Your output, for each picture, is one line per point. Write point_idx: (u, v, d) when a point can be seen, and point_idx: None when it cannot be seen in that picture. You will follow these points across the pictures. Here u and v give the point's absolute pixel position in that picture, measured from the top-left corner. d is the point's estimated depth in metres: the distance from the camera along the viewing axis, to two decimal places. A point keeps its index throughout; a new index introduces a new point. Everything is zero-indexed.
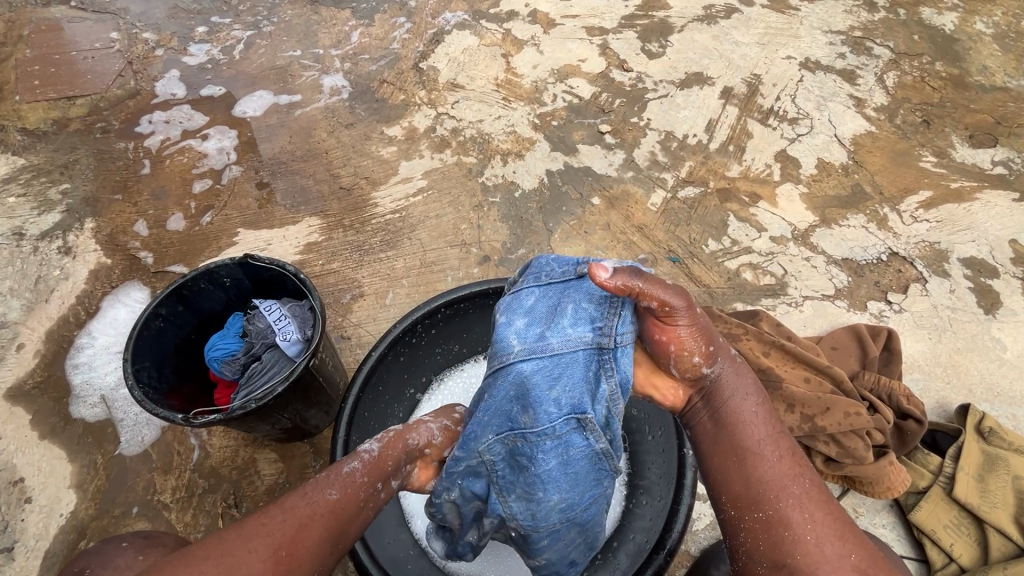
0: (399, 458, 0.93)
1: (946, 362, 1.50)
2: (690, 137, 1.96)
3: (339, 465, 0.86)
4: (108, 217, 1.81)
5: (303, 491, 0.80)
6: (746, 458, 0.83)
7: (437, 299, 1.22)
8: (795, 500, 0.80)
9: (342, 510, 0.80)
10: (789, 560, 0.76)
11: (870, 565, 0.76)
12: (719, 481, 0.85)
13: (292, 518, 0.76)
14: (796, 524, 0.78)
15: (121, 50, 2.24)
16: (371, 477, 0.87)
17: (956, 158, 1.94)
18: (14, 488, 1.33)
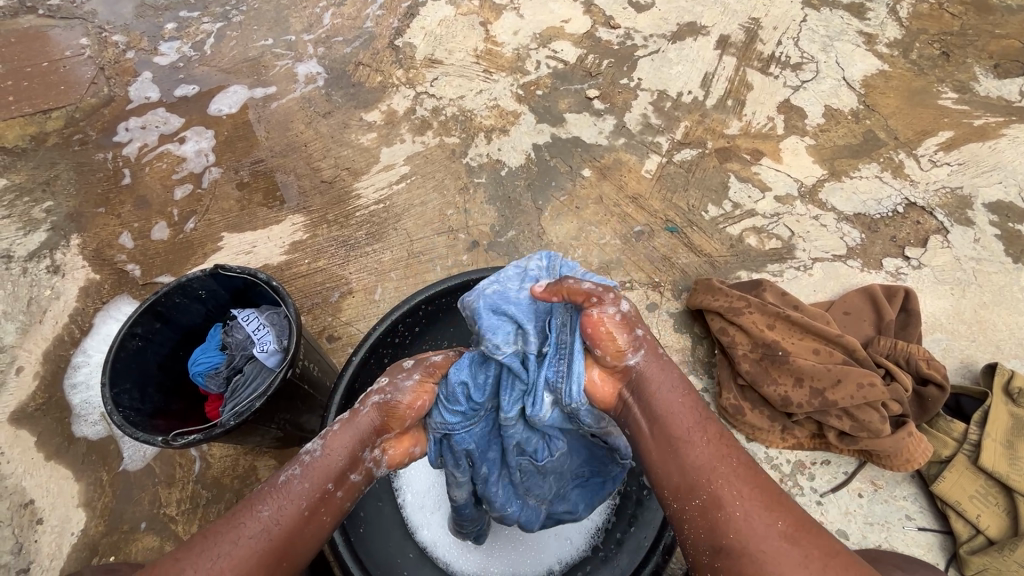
0: (351, 446, 0.79)
1: (970, 319, 1.39)
2: (684, 94, 1.83)
3: (277, 476, 0.75)
4: (93, 232, 1.79)
5: (232, 519, 0.70)
6: (677, 447, 0.71)
7: (418, 295, 1.15)
8: (728, 480, 0.67)
9: (291, 527, 0.72)
10: (726, 543, 0.64)
11: (811, 537, 0.63)
12: (653, 473, 0.72)
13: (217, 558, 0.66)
14: (727, 503, 0.66)
15: (92, 56, 2.18)
16: (318, 480, 0.75)
17: (980, 92, 1.77)
18: (25, 510, 1.36)
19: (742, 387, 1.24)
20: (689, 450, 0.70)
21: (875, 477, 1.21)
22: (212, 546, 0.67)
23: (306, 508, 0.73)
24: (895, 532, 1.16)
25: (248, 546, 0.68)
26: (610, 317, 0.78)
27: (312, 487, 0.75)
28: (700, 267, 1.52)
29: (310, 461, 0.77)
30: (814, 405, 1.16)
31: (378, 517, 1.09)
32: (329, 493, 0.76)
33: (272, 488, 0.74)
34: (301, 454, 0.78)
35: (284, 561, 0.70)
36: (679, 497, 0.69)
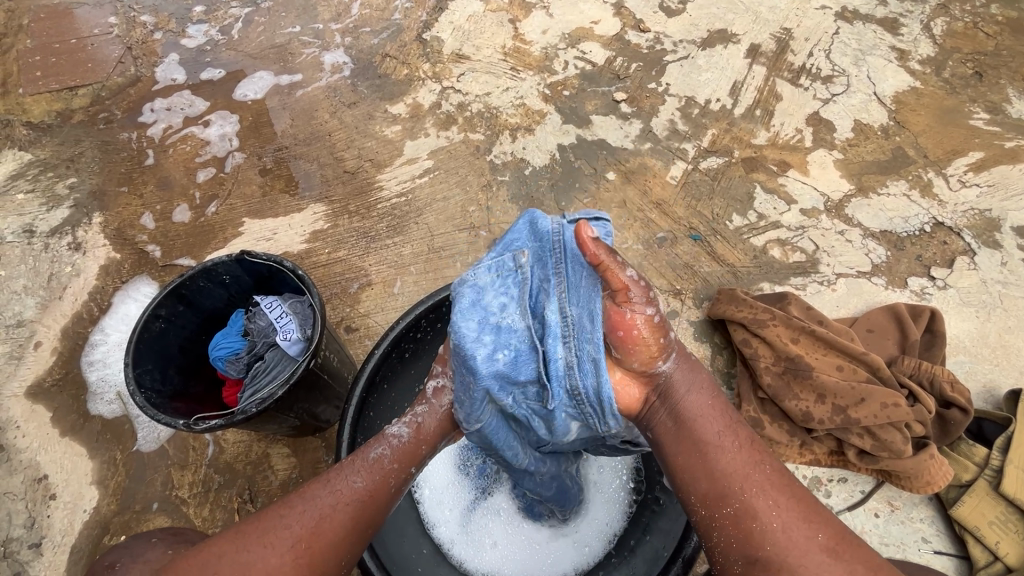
0: (434, 437, 0.80)
1: (994, 343, 1.38)
2: (712, 102, 1.82)
3: (366, 449, 0.77)
4: (115, 211, 1.79)
5: (326, 479, 0.74)
6: (707, 453, 0.70)
7: (443, 292, 1.14)
8: (761, 487, 0.67)
9: (371, 500, 0.73)
10: (762, 555, 0.64)
11: (847, 545, 0.64)
12: (683, 479, 0.70)
13: (314, 511, 0.70)
14: (763, 514, 0.65)
15: (120, 35, 2.19)
16: (401, 463, 0.77)
17: (1012, 114, 1.75)
18: (39, 485, 1.37)
19: (762, 400, 1.23)
20: (727, 459, 0.69)
21: (892, 498, 1.20)
22: (313, 504, 0.71)
23: (394, 484, 0.76)
24: (910, 554, 1.15)
25: (335, 515, 0.70)
26: (644, 320, 0.67)
27: (398, 469, 0.76)
28: (722, 277, 1.51)
29: (398, 445, 0.77)
30: (836, 423, 1.15)
31: (394, 512, 1.08)
32: (411, 474, 0.77)
33: (362, 461, 0.76)
34: (388, 433, 0.79)
35: (369, 527, 0.73)
36: (714, 503, 0.68)
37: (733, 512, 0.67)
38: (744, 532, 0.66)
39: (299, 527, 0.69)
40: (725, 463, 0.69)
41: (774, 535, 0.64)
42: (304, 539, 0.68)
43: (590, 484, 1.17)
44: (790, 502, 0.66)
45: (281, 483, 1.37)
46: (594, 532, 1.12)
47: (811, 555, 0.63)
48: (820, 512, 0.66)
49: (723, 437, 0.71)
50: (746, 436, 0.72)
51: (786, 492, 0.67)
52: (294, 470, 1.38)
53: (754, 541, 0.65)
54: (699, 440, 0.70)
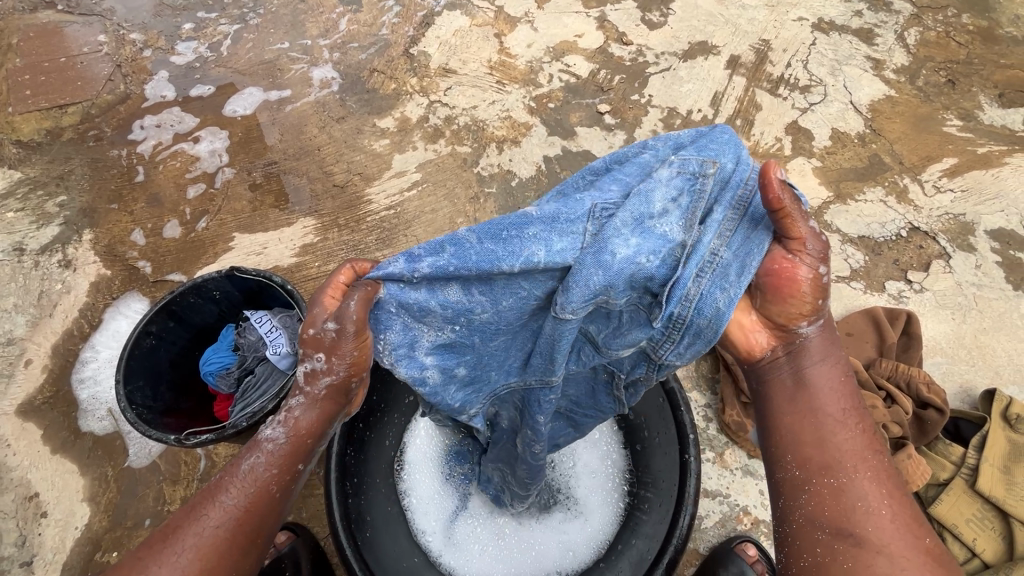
0: (317, 427, 0.76)
1: (970, 344, 1.42)
2: (694, 113, 1.86)
3: (237, 462, 0.73)
4: (106, 228, 1.80)
5: (197, 504, 0.71)
6: (824, 428, 0.72)
7: None
8: (873, 475, 0.70)
9: (251, 512, 0.71)
10: (854, 530, 0.67)
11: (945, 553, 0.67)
12: (783, 442, 0.73)
13: (189, 543, 0.68)
14: (869, 496, 0.68)
15: (110, 54, 2.21)
16: (279, 468, 0.73)
17: (984, 120, 1.81)
18: (29, 503, 1.37)
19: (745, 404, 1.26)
20: (845, 453, 0.70)
21: None
22: (177, 542, 0.68)
23: (276, 490, 0.73)
24: None
25: (214, 538, 0.69)
26: (811, 276, 0.69)
27: (279, 472, 0.74)
28: None
29: (274, 448, 0.73)
30: None
31: (384, 519, 1.11)
32: (298, 473, 0.75)
33: (235, 475, 0.73)
34: (262, 439, 0.75)
35: (257, 536, 0.72)
36: (808, 473, 0.71)
37: (824, 488, 0.69)
38: (837, 519, 0.68)
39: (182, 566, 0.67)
40: (837, 452, 0.70)
41: (869, 529, 0.67)
42: (188, 574, 0.66)
43: (576, 488, 1.20)
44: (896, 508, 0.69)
45: None
46: (582, 535, 1.14)
47: (909, 549, 0.66)
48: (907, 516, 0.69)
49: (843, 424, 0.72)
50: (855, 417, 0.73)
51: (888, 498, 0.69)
52: None
53: (843, 520, 0.68)
54: (799, 399, 0.73)
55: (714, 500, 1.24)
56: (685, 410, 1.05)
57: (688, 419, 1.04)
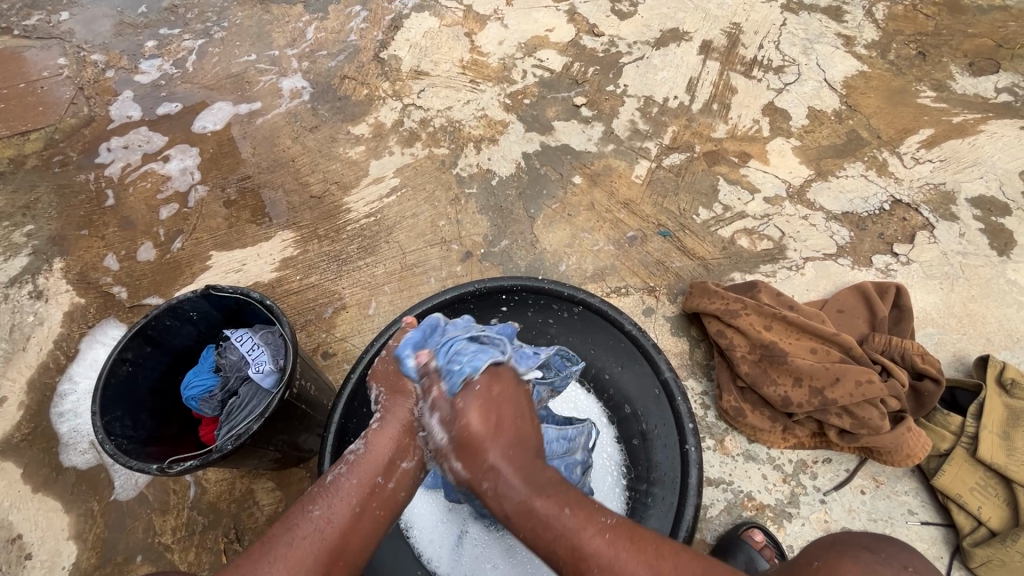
0: (392, 439, 0.82)
1: (960, 313, 1.42)
2: (670, 100, 1.85)
3: (324, 476, 0.80)
4: (77, 255, 1.75)
5: (286, 520, 0.75)
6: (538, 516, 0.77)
7: (414, 309, 1.13)
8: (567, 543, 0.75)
9: (337, 524, 0.75)
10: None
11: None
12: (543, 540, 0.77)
13: (276, 554, 0.71)
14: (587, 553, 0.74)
15: (71, 76, 2.15)
16: (366, 477, 0.79)
17: (956, 90, 1.81)
18: (13, 545, 1.31)
19: (742, 389, 1.24)
20: (583, 520, 0.77)
21: (876, 474, 1.22)
22: (271, 548, 0.72)
23: (357, 502, 0.77)
24: (898, 527, 1.17)
25: (304, 545, 0.72)
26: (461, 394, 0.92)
27: (361, 482, 0.79)
28: (694, 271, 1.53)
29: (355, 459, 0.81)
30: (814, 404, 1.17)
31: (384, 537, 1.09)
32: (378, 483, 0.80)
33: (322, 489, 0.78)
34: (346, 454, 0.82)
35: (342, 554, 0.74)
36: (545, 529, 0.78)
37: (567, 553, 0.75)
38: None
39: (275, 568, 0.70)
40: (575, 521, 0.77)
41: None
42: None
43: None
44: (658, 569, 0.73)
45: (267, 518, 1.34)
46: None
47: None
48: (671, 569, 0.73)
49: (552, 487, 0.81)
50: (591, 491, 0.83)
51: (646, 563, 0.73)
52: (280, 504, 1.35)
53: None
54: (524, 465, 0.82)
55: (717, 489, 1.21)
56: (681, 400, 1.02)
57: (685, 408, 1.01)
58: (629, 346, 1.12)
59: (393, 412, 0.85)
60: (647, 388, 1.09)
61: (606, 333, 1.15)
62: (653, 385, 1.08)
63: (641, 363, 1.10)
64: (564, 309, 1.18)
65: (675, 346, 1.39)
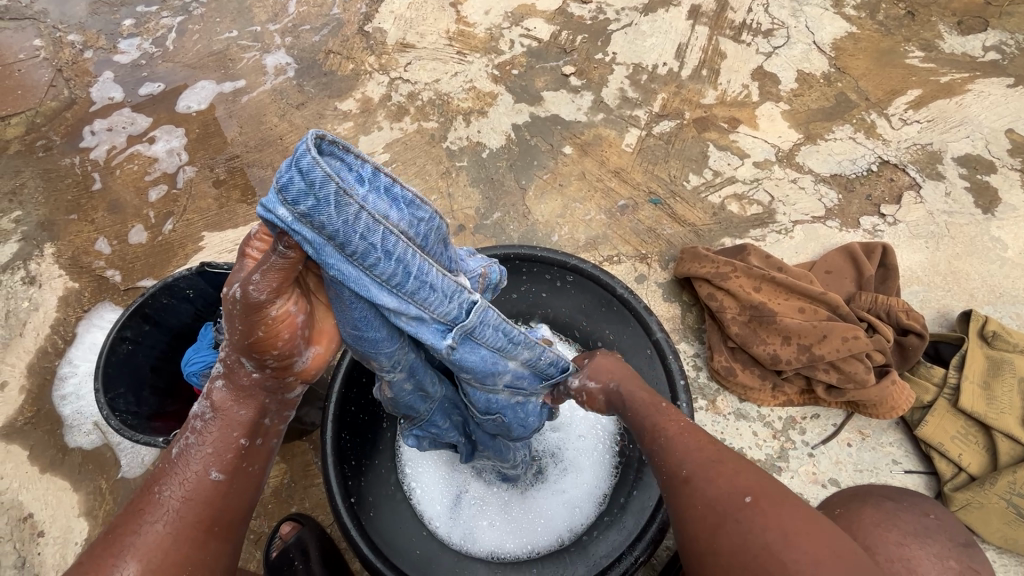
0: (240, 403, 0.76)
1: (945, 270, 1.45)
2: (660, 67, 1.84)
3: (168, 452, 0.75)
4: (68, 239, 1.74)
5: (132, 512, 0.70)
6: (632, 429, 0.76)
7: None
8: (665, 445, 0.70)
9: (199, 498, 0.72)
10: (690, 508, 0.65)
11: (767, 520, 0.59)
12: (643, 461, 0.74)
13: (124, 545, 0.67)
14: (681, 460, 0.68)
15: (48, 58, 2.10)
16: (214, 445, 0.74)
17: (945, 49, 1.81)
18: (25, 524, 1.34)
19: (733, 349, 1.27)
20: (690, 448, 0.69)
21: (862, 427, 1.26)
22: (115, 543, 0.68)
23: (214, 473, 0.73)
24: (883, 476, 1.21)
25: (157, 529, 0.69)
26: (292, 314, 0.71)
27: (214, 450, 0.74)
28: (685, 238, 1.54)
29: (202, 427, 0.75)
30: (803, 361, 1.20)
31: (387, 502, 1.13)
32: (262, 420, 0.78)
33: (167, 466, 0.74)
34: (191, 421, 0.77)
35: (212, 525, 0.72)
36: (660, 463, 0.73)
37: (667, 479, 0.68)
38: (684, 509, 0.66)
39: (155, 534, 0.68)
40: (681, 456, 0.68)
41: (731, 522, 0.60)
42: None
43: (569, 451, 1.23)
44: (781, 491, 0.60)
45: (274, 489, 1.33)
46: (587, 495, 1.16)
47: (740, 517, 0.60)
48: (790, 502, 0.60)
49: (659, 428, 0.72)
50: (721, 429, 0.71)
51: (754, 487, 0.62)
52: (285, 475, 1.35)
53: (694, 500, 0.65)
54: (627, 404, 0.77)
55: None
56: (672, 358, 1.05)
57: (675, 366, 1.05)
58: (621, 311, 1.15)
59: (234, 375, 0.75)
60: (640, 348, 1.13)
61: (597, 300, 1.18)
62: (645, 347, 1.12)
63: (633, 327, 1.13)
64: (556, 278, 1.21)
65: (667, 311, 1.42)
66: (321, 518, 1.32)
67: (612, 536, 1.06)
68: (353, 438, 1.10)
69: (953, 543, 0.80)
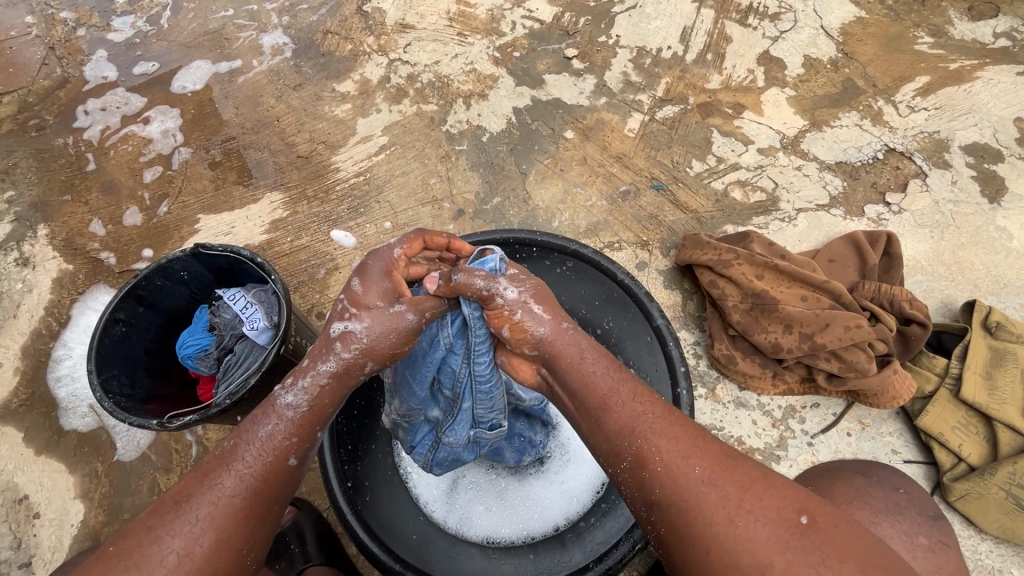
0: (335, 395, 0.78)
1: (949, 260, 1.43)
2: (664, 50, 1.80)
3: (254, 427, 0.74)
4: (61, 221, 1.71)
5: (208, 481, 0.71)
6: (598, 413, 0.75)
7: None
8: (647, 435, 0.71)
9: (271, 483, 0.73)
10: (655, 496, 0.69)
11: (749, 512, 0.64)
12: (595, 443, 0.76)
13: (195, 513, 0.68)
14: (657, 454, 0.70)
15: (40, 36, 2.05)
16: (298, 434, 0.75)
17: (954, 35, 1.77)
18: (20, 506, 1.34)
19: (734, 337, 1.26)
20: (695, 503, 0.66)
21: (862, 416, 1.25)
22: (189, 510, 0.69)
23: (293, 459, 0.75)
24: None
25: (227, 502, 0.70)
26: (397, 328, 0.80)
27: (299, 438, 0.75)
28: (687, 224, 1.52)
29: (295, 415, 0.75)
30: (804, 350, 1.18)
31: (384, 486, 1.13)
32: (316, 438, 0.77)
33: (248, 440, 0.73)
34: (280, 405, 0.75)
35: (272, 504, 0.73)
36: (652, 510, 0.70)
37: (631, 463, 0.71)
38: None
39: (195, 535, 0.67)
40: (664, 443, 0.70)
41: (718, 509, 0.65)
42: (202, 541, 0.67)
43: (568, 440, 1.21)
44: (802, 542, 0.61)
45: None
46: (585, 484, 1.15)
47: (723, 510, 0.65)
48: (807, 550, 0.61)
49: (633, 428, 0.72)
50: (711, 460, 0.69)
51: (778, 549, 0.61)
52: None
53: (678, 488, 0.68)
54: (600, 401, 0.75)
55: None
56: (672, 346, 1.05)
57: (676, 355, 1.05)
58: (622, 299, 1.13)
59: (347, 373, 0.78)
60: (640, 335, 1.11)
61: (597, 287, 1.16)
62: (645, 335, 1.11)
63: (634, 315, 1.12)
64: (556, 264, 1.19)
65: (668, 299, 1.41)
66: (318, 503, 1.31)
67: (608, 524, 1.05)
68: (351, 423, 1.09)
69: (922, 516, 0.79)
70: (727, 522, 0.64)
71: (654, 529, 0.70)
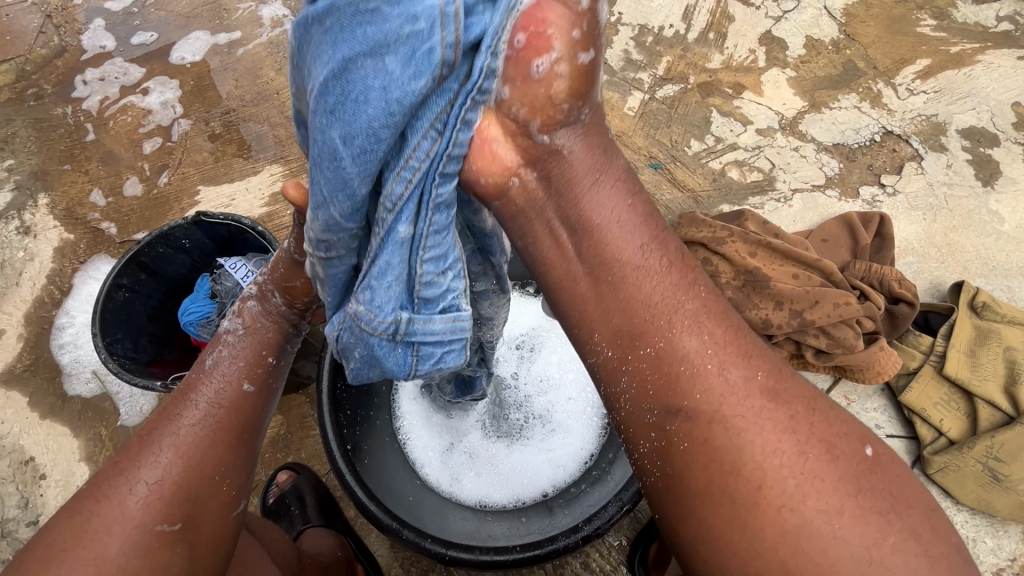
0: (269, 323, 0.81)
1: (941, 242, 1.45)
2: (666, 28, 1.79)
3: (203, 361, 0.78)
4: (62, 190, 1.72)
5: (167, 420, 0.71)
6: (617, 284, 0.60)
7: None
8: (690, 321, 0.59)
9: (231, 411, 0.74)
10: (686, 403, 0.57)
11: (797, 438, 0.55)
12: (588, 317, 0.62)
13: (161, 449, 0.69)
14: (689, 354, 0.58)
15: (36, 3, 2.03)
16: (248, 362, 0.78)
17: (958, 18, 1.77)
18: (27, 467, 1.38)
19: None
20: (748, 424, 0.55)
21: (848, 392, 1.28)
22: (155, 444, 0.69)
23: (248, 384, 0.76)
24: None
25: (192, 432, 0.70)
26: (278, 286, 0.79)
27: (247, 363, 0.78)
28: (683, 203, 1.54)
29: (233, 339, 0.79)
30: (793, 326, 1.19)
31: (382, 450, 1.16)
32: (269, 364, 0.79)
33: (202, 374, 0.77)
34: (222, 335, 0.80)
35: (243, 433, 0.74)
36: (667, 418, 0.58)
37: (653, 353, 0.59)
38: (741, 515, 0.53)
39: (163, 465, 0.67)
40: (698, 340, 0.58)
41: (780, 451, 0.54)
42: (172, 471, 0.67)
43: (557, 412, 1.26)
44: (873, 480, 0.54)
45: (270, 440, 1.37)
46: (574, 453, 1.19)
47: (776, 436, 0.55)
48: (874, 492, 0.54)
49: (664, 313, 0.59)
50: (761, 386, 0.57)
51: (840, 488, 0.53)
52: (282, 426, 1.38)
53: (730, 408, 0.56)
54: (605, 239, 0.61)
55: None
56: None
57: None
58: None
59: (267, 301, 0.81)
60: None
61: None
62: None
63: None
64: None
65: None
66: (317, 468, 1.35)
67: (599, 490, 1.05)
68: (350, 388, 1.12)
69: None
70: (783, 444, 0.54)
71: (659, 441, 0.59)
